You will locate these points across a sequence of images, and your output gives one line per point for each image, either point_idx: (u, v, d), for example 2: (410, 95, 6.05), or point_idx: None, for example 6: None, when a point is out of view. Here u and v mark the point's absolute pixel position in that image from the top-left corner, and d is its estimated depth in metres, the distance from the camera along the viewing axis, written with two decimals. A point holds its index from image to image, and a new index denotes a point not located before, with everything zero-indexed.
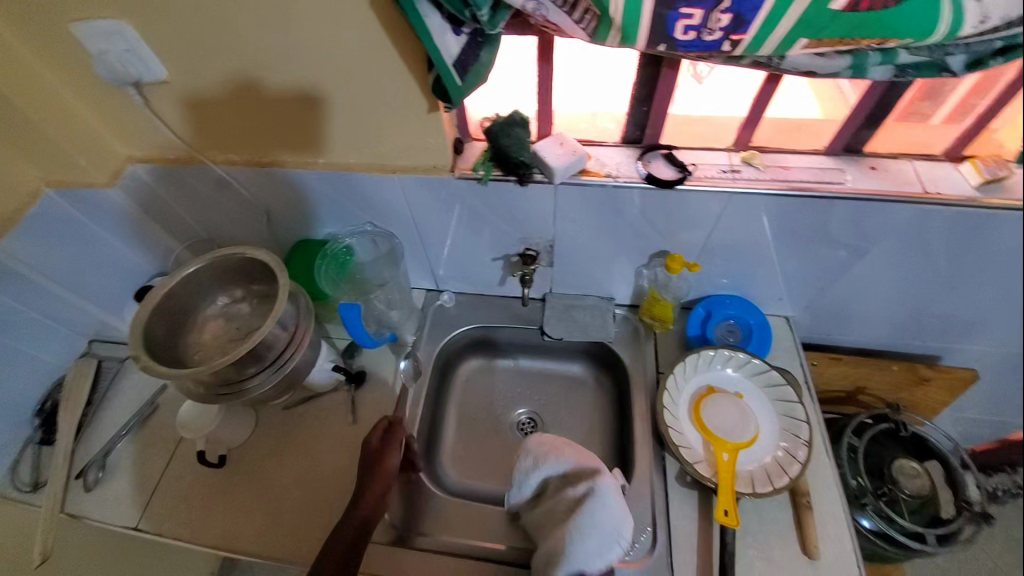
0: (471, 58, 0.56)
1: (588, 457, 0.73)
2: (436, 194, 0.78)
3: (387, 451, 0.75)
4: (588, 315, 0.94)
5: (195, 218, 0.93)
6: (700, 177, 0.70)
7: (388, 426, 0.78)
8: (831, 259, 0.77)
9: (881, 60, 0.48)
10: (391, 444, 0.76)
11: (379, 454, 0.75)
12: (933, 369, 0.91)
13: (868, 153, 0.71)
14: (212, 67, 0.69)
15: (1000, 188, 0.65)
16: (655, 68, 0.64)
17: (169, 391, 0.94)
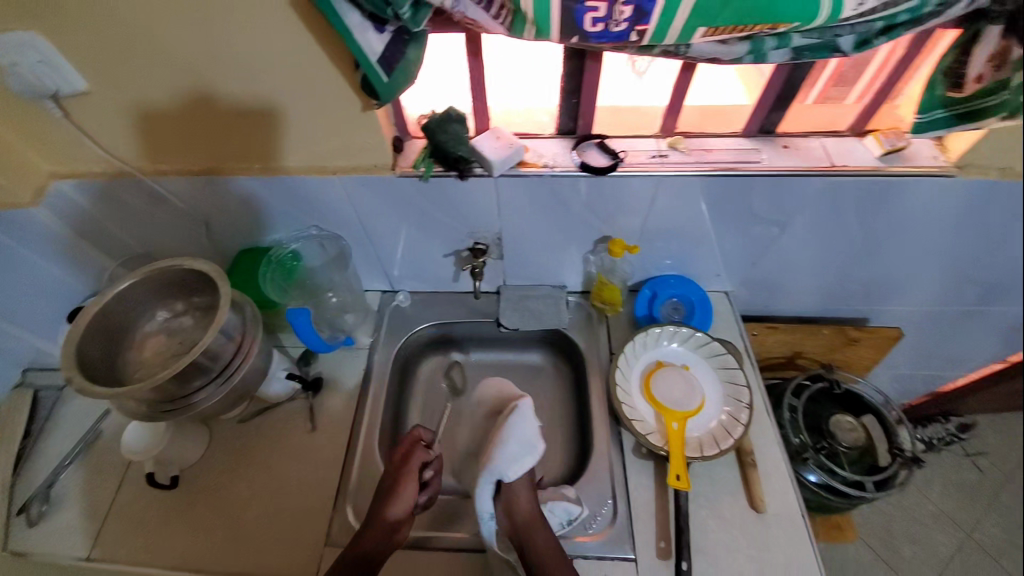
0: (397, 55, 0.57)
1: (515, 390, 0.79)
2: (379, 193, 0.78)
3: (407, 465, 0.75)
4: (541, 303, 0.96)
5: (130, 233, 0.89)
6: (631, 163, 0.73)
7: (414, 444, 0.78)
8: (760, 234, 0.83)
9: (778, 44, 0.52)
10: (409, 465, 0.75)
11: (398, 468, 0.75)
12: (859, 330, 0.98)
13: (781, 133, 0.76)
14: (131, 73, 0.66)
15: (899, 158, 0.71)
16: (580, 60, 0.66)
17: (115, 415, 0.90)
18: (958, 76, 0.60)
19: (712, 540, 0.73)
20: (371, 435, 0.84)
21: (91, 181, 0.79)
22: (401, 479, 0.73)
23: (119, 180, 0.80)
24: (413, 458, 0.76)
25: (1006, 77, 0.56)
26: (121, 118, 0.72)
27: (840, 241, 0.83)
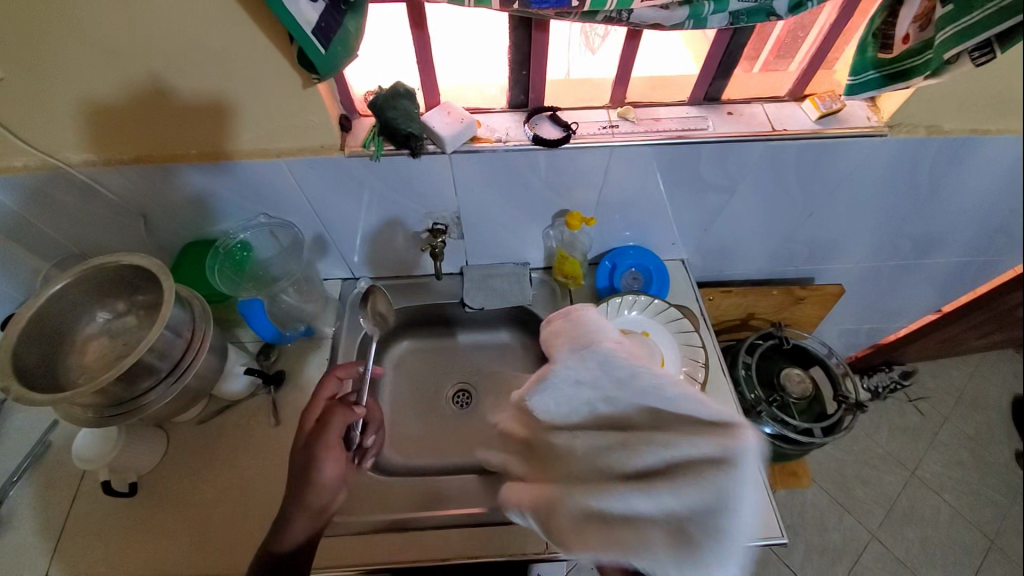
0: (333, 24, 0.54)
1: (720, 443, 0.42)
2: (329, 176, 0.76)
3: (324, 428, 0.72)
4: (505, 282, 0.96)
5: (60, 232, 0.82)
6: (582, 135, 0.73)
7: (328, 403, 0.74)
8: (712, 201, 0.85)
9: (715, 9, 0.53)
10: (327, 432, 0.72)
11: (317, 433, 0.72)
12: (806, 289, 1.04)
13: (726, 101, 0.77)
14: (38, 51, 0.59)
15: (834, 120, 0.74)
16: (527, 30, 0.64)
17: (65, 425, 0.85)
18: (887, 38, 0.63)
19: None
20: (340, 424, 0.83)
21: (9, 176, 0.72)
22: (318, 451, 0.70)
23: (42, 174, 0.72)
24: (331, 421, 0.72)
25: (930, 37, 0.60)
26: (34, 103, 0.65)
27: (784, 205, 0.86)
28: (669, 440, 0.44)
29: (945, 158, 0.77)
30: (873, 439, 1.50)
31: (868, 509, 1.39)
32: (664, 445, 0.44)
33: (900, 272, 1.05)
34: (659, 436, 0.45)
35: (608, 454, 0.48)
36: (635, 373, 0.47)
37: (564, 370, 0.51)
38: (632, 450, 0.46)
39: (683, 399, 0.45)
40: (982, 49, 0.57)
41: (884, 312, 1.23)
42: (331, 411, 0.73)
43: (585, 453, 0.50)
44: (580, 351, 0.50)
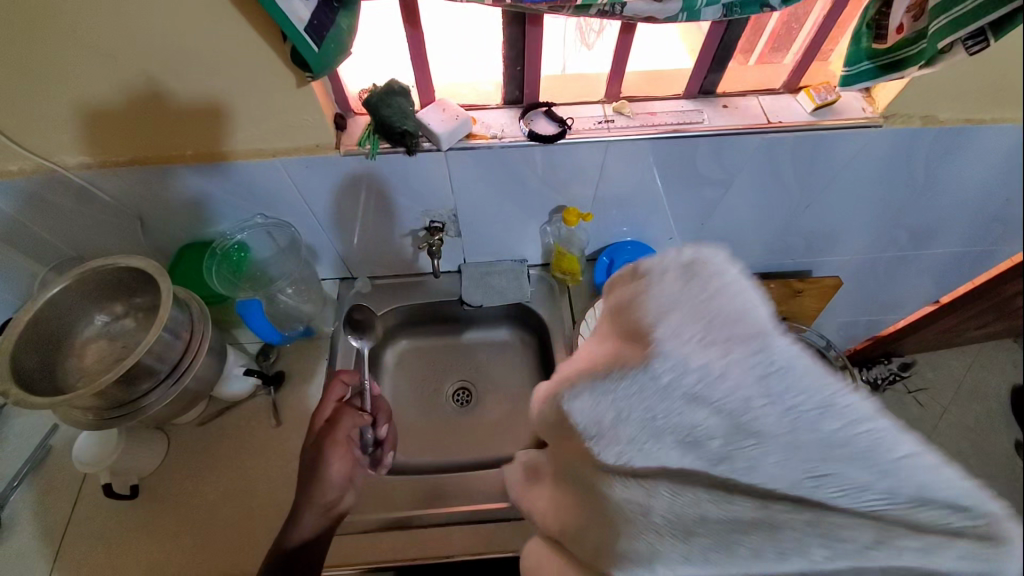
0: (326, 21, 0.54)
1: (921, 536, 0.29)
2: (325, 175, 0.76)
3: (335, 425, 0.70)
4: (503, 279, 0.96)
5: (57, 236, 0.82)
6: (578, 131, 0.73)
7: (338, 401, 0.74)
8: (709, 195, 0.85)
9: (708, 2, 0.53)
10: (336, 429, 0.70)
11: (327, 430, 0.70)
12: (803, 282, 1.04)
13: (721, 94, 0.77)
14: (31, 54, 0.59)
15: (829, 112, 0.74)
16: (521, 26, 0.64)
17: (65, 429, 0.85)
18: (881, 27, 0.62)
19: None
20: None
21: (4, 181, 0.72)
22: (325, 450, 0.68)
23: (37, 178, 0.72)
24: (340, 420, 0.71)
25: (923, 26, 0.59)
26: (28, 106, 0.65)
27: (781, 198, 0.86)
28: (863, 546, 0.30)
29: (940, 147, 0.77)
30: None
31: None
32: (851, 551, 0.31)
33: (897, 263, 1.06)
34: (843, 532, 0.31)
35: (739, 536, 0.34)
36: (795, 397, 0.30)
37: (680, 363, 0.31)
38: (794, 551, 0.33)
39: (913, 472, 0.28)
40: (975, 37, 0.57)
41: (881, 303, 1.24)
42: (341, 411, 0.73)
43: (669, 510, 0.36)
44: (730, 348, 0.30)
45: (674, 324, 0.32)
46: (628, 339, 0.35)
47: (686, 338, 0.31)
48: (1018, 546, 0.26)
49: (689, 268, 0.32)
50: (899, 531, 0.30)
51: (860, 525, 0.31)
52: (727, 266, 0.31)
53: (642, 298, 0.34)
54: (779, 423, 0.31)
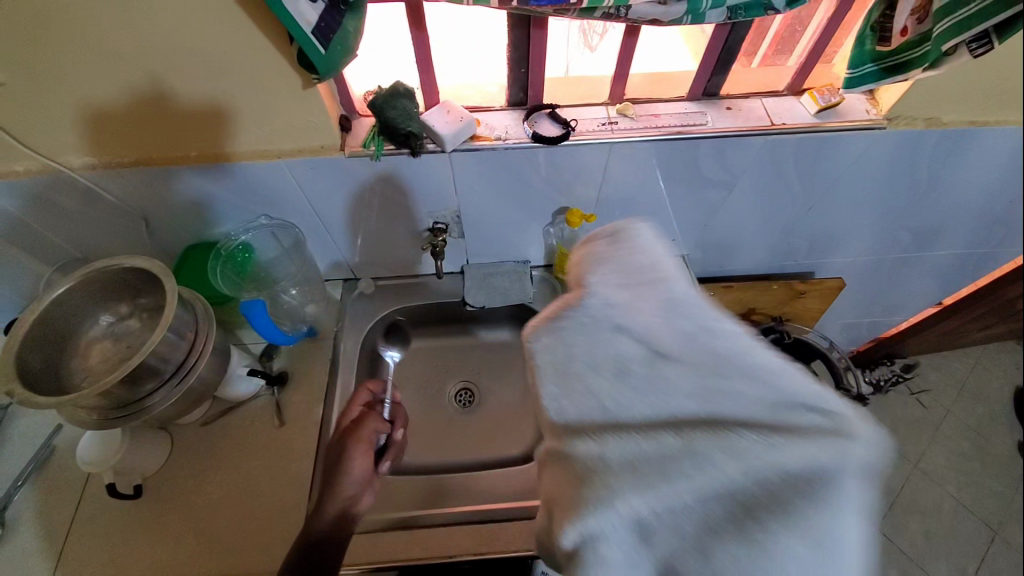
0: (333, 24, 0.54)
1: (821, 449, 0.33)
2: (329, 176, 0.76)
3: (360, 424, 0.74)
4: (506, 279, 0.96)
5: (62, 236, 0.82)
6: (581, 132, 0.73)
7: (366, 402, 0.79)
8: (711, 197, 0.85)
9: (713, 4, 0.53)
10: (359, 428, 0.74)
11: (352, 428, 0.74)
12: (806, 283, 1.04)
13: (724, 96, 0.77)
14: (38, 55, 0.59)
15: (833, 113, 0.74)
16: (525, 29, 0.65)
17: (69, 428, 0.85)
18: (885, 30, 0.63)
19: None
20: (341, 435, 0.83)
21: (10, 181, 0.72)
22: (349, 447, 0.72)
23: (43, 179, 0.73)
24: (365, 419, 0.75)
25: (929, 29, 0.60)
26: (34, 106, 0.65)
27: (784, 200, 0.87)
28: (785, 465, 0.34)
29: (944, 150, 0.77)
30: None
31: None
32: (754, 450, 0.34)
33: (899, 264, 1.06)
34: (745, 436, 0.35)
35: (670, 461, 0.35)
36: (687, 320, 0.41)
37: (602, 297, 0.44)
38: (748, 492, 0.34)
39: (776, 376, 0.37)
40: (980, 40, 0.58)
41: (884, 305, 1.24)
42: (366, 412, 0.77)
43: (622, 455, 0.37)
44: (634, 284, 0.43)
45: (601, 274, 0.45)
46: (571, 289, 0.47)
47: (609, 281, 0.44)
48: (853, 432, 0.34)
49: (615, 236, 0.48)
50: (784, 432, 0.35)
51: (771, 437, 0.35)
52: (640, 236, 0.47)
53: (587, 260, 0.47)
54: (679, 340, 0.40)
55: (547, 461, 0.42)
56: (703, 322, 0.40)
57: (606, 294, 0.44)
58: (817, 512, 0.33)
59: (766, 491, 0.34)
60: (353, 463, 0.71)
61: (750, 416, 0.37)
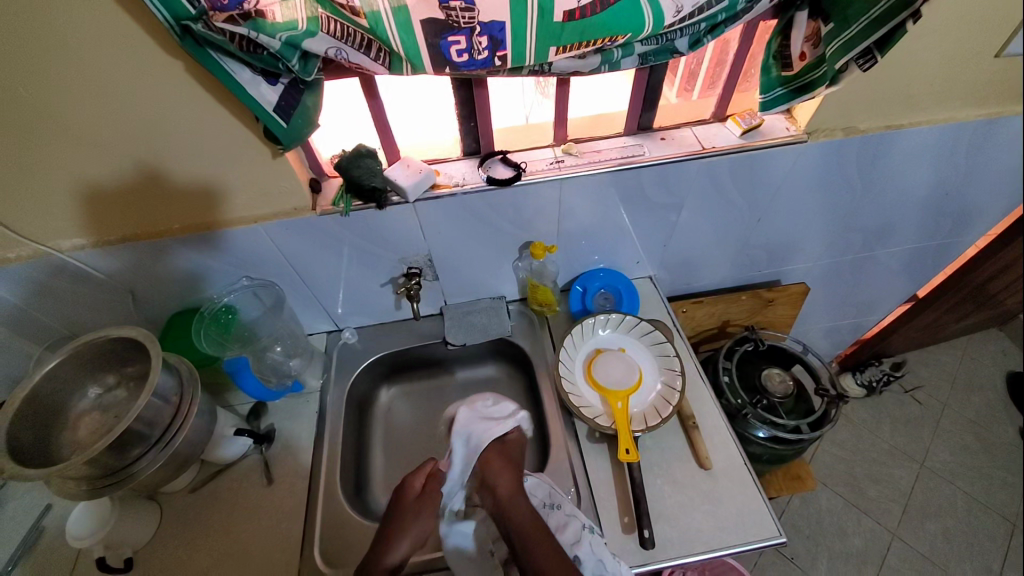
0: (293, 102, 0.61)
1: (465, 413, 0.83)
2: (307, 235, 0.81)
3: (428, 493, 0.76)
4: (483, 316, 1.01)
5: (51, 316, 0.85)
6: (533, 172, 0.80)
7: (430, 471, 0.78)
8: (663, 219, 0.91)
9: (624, 54, 0.61)
10: (428, 496, 0.75)
11: (413, 493, 0.75)
12: (772, 291, 1.10)
13: (658, 128, 0.85)
14: (27, 152, 0.64)
15: (757, 133, 0.82)
16: (469, 89, 0.72)
17: (59, 509, 0.84)
18: (786, 57, 0.70)
19: (671, 505, 0.79)
20: (332, 485, 0.84)
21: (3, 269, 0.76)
22: (425, 506, 0.74)
23: (34, 263, 0.77)
24: (497, 475, 0.73)
25: (822, 52, 0.67)
26: (27, 198, 0.69)
27: (732, 215, 0.93)
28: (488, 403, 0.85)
29: (868, 155, 0.85)
30: (877, 435, 1.58)
31: (885, 507, 1.45)
32: (463, 421, 0.82)
33: (857, 265, 1.12)
34: (464, 416, 0.82)
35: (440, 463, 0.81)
36: (477, 425, 0.81)
37: (462, 431, 0.80)
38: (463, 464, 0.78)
39: (472, 407, 0.84)
40: (865, 57, 0.65)
41: (858, 304, 1.29)
42: (494, 461, 0.75)
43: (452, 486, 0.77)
44: (465, 420, 0.82)
45: (470, 418, 0.82)
46: (505, 445, 0.78)
47: (467, 414, 0.82)
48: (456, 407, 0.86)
49: (472, 404, 0.85)
50: (472, 402, 0.85)
51: (468, 409, 0.83)
52: (479, 401, 0.85)
53: (469, 404, 0.85)
54: (478, 430, 0.80)
55: (433, 473, 0.78)
56: (476, 430, 0.80)
57: (461, 426, 0.81)
58: (458, 436, 0.80)
59: (462, 432, 0.80)
60: (412, 530, 0.71)
61: (471, 427, 0.81)
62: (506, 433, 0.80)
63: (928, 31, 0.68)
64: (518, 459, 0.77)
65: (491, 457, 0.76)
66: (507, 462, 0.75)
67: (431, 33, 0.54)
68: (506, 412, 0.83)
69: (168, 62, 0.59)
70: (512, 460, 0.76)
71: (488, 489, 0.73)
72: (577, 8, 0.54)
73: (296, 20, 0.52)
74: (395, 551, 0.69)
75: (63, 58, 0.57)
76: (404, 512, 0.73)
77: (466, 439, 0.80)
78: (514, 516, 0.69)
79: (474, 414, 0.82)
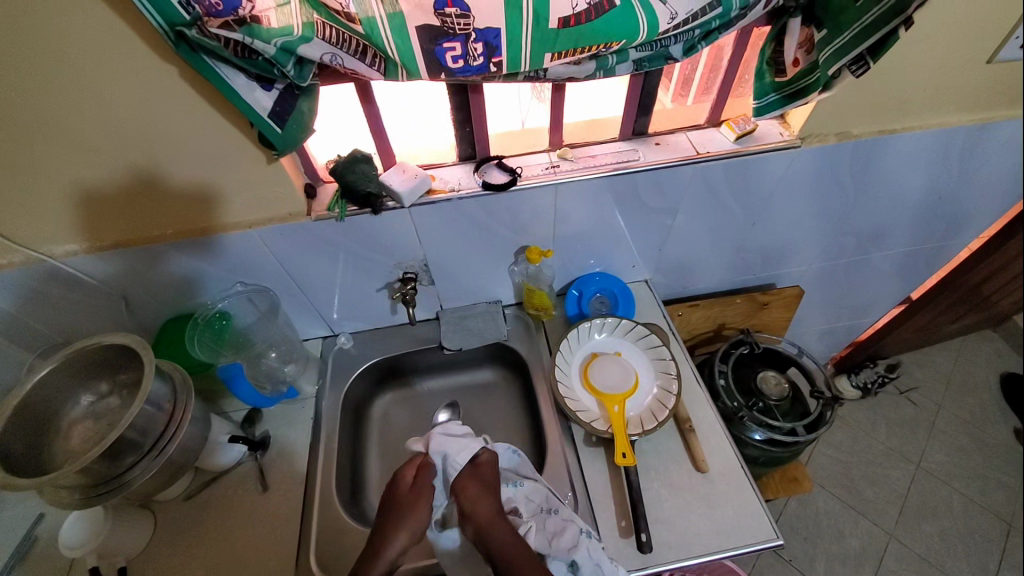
0: (288, 108, 0.61)
1: (437, 436, 0.79)
2: (302, 240, 0.81)
3: (420, 485, 0.74)
4: (480, 320, 1.01)
5: (44, 323, 0.84)
6: (528, 177, 0.80)
7: (421, 463, 0.78)
8: (659, 223, 0.92)
9: (619, 60, 0.61)
10: (420, 490, 0.74)
11: (407, 489, 0.74)
12: (767, 294, 1.11)
13: (653, 133, 0.85)
14: (19, 158, 0.64)
15: (751, 138, 0.82)
16: (464, 94, 0.72)
17: (51, 518, 0.83)
18: (779, 63, 0.71)
19: (668, 509, 0.79)
20: (328, 491, 0.83)
21: None
22: (419, 498, 0.73)
23: (27, 269, 0.76)
24: (472, 497, 0.72)
25: (814, 59, 0.68)
26: (20, 204, 0.69)
27: (727, 219, 0.93)
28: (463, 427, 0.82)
29: (861, 160, 0.85)
30: (873, 437, 1.59)
31: (881, 509, 1.46)
32: (437, 446, 0.78)
33: (851, 268, 1.12)
34: (438, 439, 0.78)
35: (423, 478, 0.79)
36: (450, 449, 0.77)
37: (438, 454, 0.77)
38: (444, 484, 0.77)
39: (443, 429, 0.80)
40: (858, 62, 0.66)
41: (853, 307, 1.30)
42: (469, 484, 0.73)
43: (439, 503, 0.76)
44: (438, 444, 0.78)
45: (443, 442, 0.78)
46: (480, 469, 0.75)
47: (440, 438, 0.78)
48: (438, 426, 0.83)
49: (443, 427, 0.81)
50: (446, 426, 0.81)
51: (444, 430, 0.80)
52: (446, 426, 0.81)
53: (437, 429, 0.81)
54: (455, 455, 0.77)
55: (424, 464, 0.77)
56: (452, 454, 0.77)
57: (436, 450, 0.78)
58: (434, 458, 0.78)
59: (438, 457, 0.77)
60: (405, 526, 0.69)
61: (446, 452, 0.77)
62: (478, 453, 0.78)
63: (919, 38, 0.68)
64: (495, 480, 0.75)
65: (465, 481, 0.74)
66: (483, 482, 0.74)
67: (427, 40, 0.54)
68: (473, 430, 0.82)
69: (161, 67, 0.59)
70: (488, 483, 0.74)
71: (466, 516, 0.71)
72: (571, 15, 0.54)
73: (292, 26, 0.52)
74: (389, 548, 0.68)
75: (56, 64, 0.56)
76: (400, 507, 0.72)
77: (445, 463, 0.77)
78: (495, 538, 0.68)
79: (448, 435, 0.79)
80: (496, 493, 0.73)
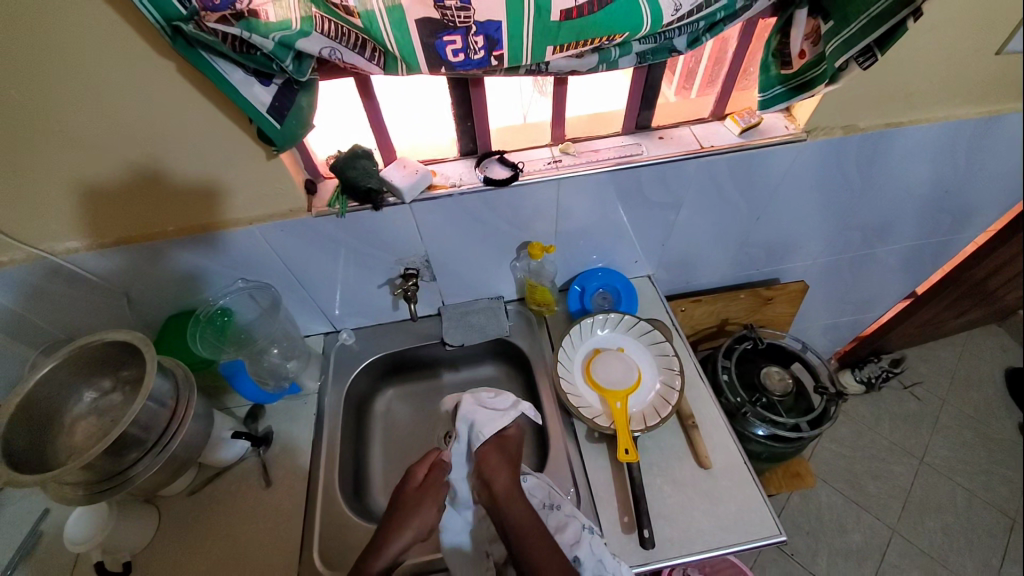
0: (287, 103, 0.61)
1: (467, 404, 0.80)
2: (303, 236, 0.81)
3: (430, 481, 0.75)
4: (482, 316, 1.00)
5: (46, 320, 0.84)
6: (530, 172, 0.79)
7: (433, 459, 0.78)
8: (662, 218, 0.91)
9: (622, 53, 0.61)
10: (432, 483, 0.74)
11: (415, 486, 0.75)
12: (771, 289, 1.10)
13: (657, 127, 0.84)
14: (19, 155, 0.63)
15: (756, 132, 0.81)
16: (465, 88, 0.71)
17: (56, 513, 0.84)
18: (785, 55, 0.70)
19: (671, 505, 0.79)
20: (331, 487, 0.83)
21: None
22: (426, 497, 0.73)
23: (29, 266, 0.76)
24: (491, 463, 0.74)
25: (822, 50, 0.66)
26: (21, 201, 0.69)
27: (731, 214, 0.92)
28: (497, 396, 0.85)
29: (867, 153, 0.84)
30: (877, 432, 1.58)
31: (884, 504, 1.45)
32: (465, 413, 0.79)
33: (856, 262, 1.11)
34: (467, 406, 0.80)
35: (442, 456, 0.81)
36: (478, 418, 0.78)
37: (465, 421, 0.79)
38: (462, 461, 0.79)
39: (472, 400, 0.81)
40: (865, 54, 0.65)
41: (858, 302, 1.29)
42: (491, 456, 0.75)
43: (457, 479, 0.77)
44: (466, 413, 0.79)
45: (472, 409, 0.79)
46: (504, 441, 0.77)
47: (469, 406, 0.80)
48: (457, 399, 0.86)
49: (473, 395, 0.82)
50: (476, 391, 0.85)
51: (473, 395, 0.83)
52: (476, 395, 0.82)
53: (468, 395, 0.82)
54: (483, 422, 0.78)
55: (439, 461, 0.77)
56: (478, 423, 0.78)
57: (464, 418, 0.79)
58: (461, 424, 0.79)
59: (465, 424, 0.78)
60: (406, 531, 0.69)
61: (473, 420, 0.78)
62: (506, 427, 0.79)
63: (928, 29, 0.67)
64: (516, 452, 0.77)
65: (488, 449, 0.75)
66: (503, 455, 0.75)
67: (427, 33, 0.54)
68: (509, 403, 0.82)
69: (159, 63, 0.58)
70: (509, 455, 0.76)
71: (485, 485, 0.73)
72: (574, 8, 0.53)
73: (290, 20, 0.51)
74: (389, 549, 0.67)
75: (53, 60, 0.56)
76: (404, 505, 0.72)
77: (471, 433, 0.78)
78: (513, 513, 0.69)
79: (477, 403, 0.80)
80: (516, 467, 0.75)
